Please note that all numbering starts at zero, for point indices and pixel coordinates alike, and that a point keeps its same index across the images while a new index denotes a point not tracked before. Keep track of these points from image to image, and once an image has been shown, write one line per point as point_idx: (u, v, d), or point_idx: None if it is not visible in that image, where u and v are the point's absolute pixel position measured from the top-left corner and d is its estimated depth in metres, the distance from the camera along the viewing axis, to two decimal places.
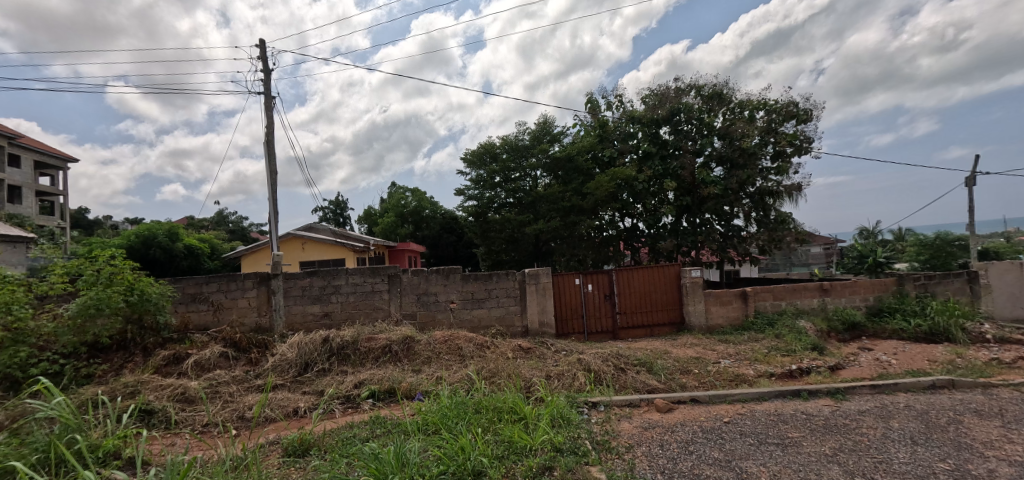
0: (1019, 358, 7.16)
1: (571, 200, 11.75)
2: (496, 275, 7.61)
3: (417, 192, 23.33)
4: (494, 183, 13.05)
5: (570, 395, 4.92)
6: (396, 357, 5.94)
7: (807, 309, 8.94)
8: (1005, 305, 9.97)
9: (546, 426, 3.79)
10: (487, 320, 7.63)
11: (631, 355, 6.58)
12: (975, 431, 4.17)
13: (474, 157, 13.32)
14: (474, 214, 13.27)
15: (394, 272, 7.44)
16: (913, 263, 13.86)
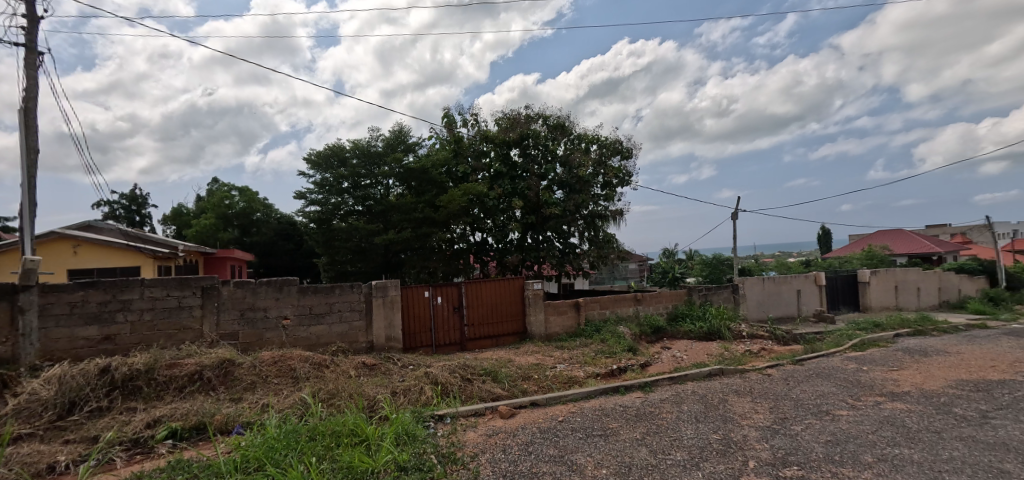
0: (761, 349, 10.03)
1: (424, 212, 12.15)
2: (339, 288, 7.59)
3: (245, 192, 21.24)
4: (341, 189, 12.67)
5: (416, 410, 5.44)
6: (208, 385, 5.56)
7: (625, 316, 10.98)
8: (754, 309, 13.84)
9: (391, 444, 4.24)
10: (328, 338, 7.53)
11: (477, 365, 7.41)
12: (736, 406, 6.03)
13: (321, 159, 12.83)
14: (317, 221, 12.75)
15: (210, 284, 6.76)
16: (699, 278, 17.74)
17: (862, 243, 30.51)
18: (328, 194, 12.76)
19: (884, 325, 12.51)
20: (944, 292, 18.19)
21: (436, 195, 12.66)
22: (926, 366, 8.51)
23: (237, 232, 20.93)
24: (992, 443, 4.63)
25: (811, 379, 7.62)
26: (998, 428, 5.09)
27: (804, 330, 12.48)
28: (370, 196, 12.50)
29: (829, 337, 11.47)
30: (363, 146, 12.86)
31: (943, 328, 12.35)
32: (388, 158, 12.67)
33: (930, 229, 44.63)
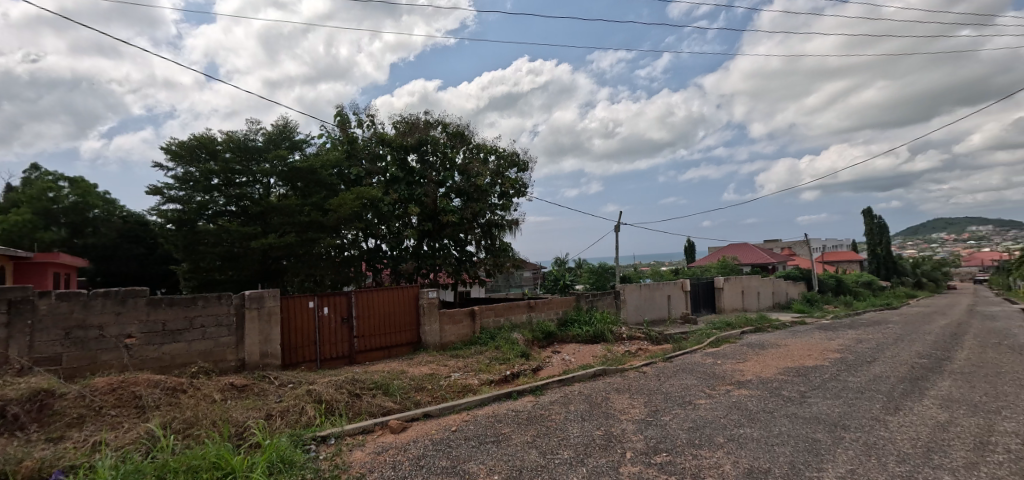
0: (637, 349, 11.28)
1: (309, 215, 11.25)
2: (202, 300, 6.46)
3: (79, 185, 18.12)
4: (210, 186, 11.17)
5: (295, 433, 4.89)
6: (12, 425, 4.37)
7: (519, 323, 11.54)
8: (633, 313, 15.34)
9: (263, 475, 3.74)
10: (186, 357, 6.32)
11: (367, 379, 6.88)
12: (616, 402, 6.83)
13: (184, 150, 11.17)
14: (177, 222, 11.06)
15: (21, 296, 5.40)
16: (586, 285, 19.15)
17: (717, 255, 35.43)
18: (192, 190, 11.20)
19: (733, 324, 14.80)
20: (776, 295, 21.97)
21: (326, 197, 12.02)
22: (761, 357, 10.31)
23: (65, 231, 17.62)
24: (808, 418, 5.86)
25: (676, 374, 8.82)
26: (810, 404, 6.47)
27: (673, 331, 14.19)
28: (247, 196, 11.25)
29: (692, 336, 13.21)
30: (239, 141, 11.57)
31: (776, 326, 14.96)
32: (270, 155, 11.58)
33: (767, 243, 53.37)
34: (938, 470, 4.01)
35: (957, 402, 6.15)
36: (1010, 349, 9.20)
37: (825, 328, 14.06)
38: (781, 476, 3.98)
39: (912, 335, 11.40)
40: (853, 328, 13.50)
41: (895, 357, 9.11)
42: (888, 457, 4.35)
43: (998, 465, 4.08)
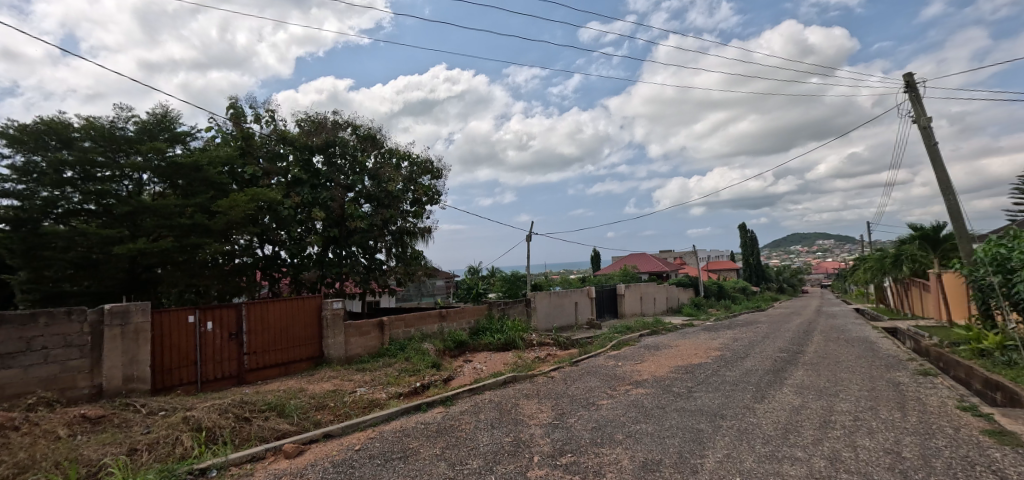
0: (546, 355, 11.75)
1: (193, 218, 8.71)
2: (46, 315, 5.37)
3: None
4: (61, 179, 8.56)
5: (165, 468, 4.28)
6: None
7: (430, 333, 11.42)
8: (543, 319, 15.86)
9: None
10: (20, 386, 5.14)
11: (258, 400, 6.18)
12: (526, 408, 7.09)
13: (26, 134, 8.60)
14: (13, 221, 8.34)
15: None
16: (499, 293, 19.43)
17: (619, 265, 37.95)
18: (37, 185, 8.68)
19: (633, 328, 16.01)
20: (669, 301, 24.13)
21: (215, 199, 9.49)
22: (657, 358, 11.29)
23: None
24: (694, 411, 6.58)
25: (582, 377, 9.38)
26: (695, 398, 7.28)
27: (579, 336, 14.98)
28: (108, 193, 8.64)
29: (597, 340, 14.06)
30: (101, 126, 8.88)
31: (669, 328, 16.50)
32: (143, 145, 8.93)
33: (661, 253, 58.38)
34: (793, 447, 4.75)
35: (806, 388, 7.31)
36: (844, 341, 11.12)
37: (709, 329, 15.78)
38: (670, 466, 4.45)
39: (774, 333, 13.26)
40: (731, 329, 15.31)
41: (762, 352, 10.54)
42: (756, 440, 5.07)
43: (835, 439, 4.93)
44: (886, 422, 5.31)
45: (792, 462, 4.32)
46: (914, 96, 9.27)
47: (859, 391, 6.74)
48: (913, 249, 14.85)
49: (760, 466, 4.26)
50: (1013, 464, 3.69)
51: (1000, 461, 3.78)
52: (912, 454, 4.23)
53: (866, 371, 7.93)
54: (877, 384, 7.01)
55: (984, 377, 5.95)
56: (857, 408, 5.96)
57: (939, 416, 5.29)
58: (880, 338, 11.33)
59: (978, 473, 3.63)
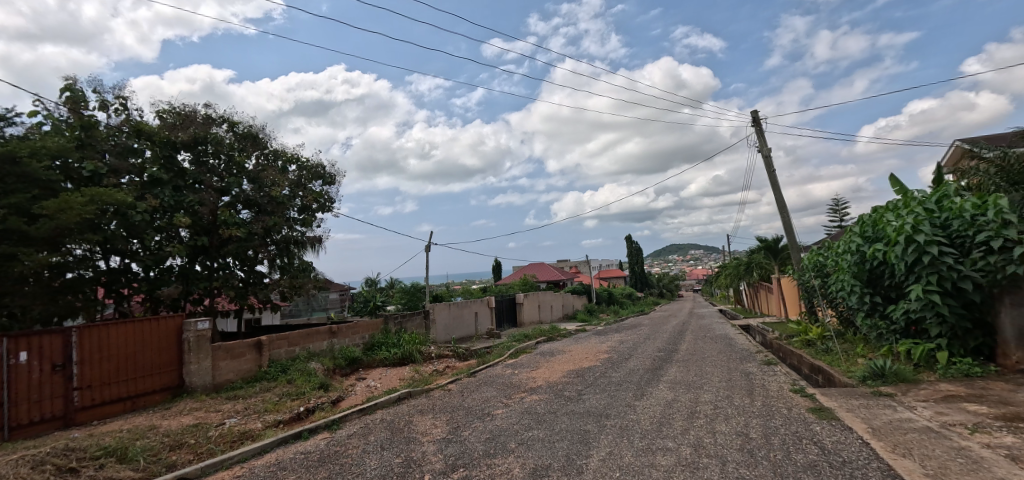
0: (444, 367, 11.54)
1: (7, 222, 7.14)
2: None
3: None
4: None
5: None
6: None
7: (319, 351, 10.60)
8: (442, 331, 15.55)
9: None
10: None
11: (92, 446, 5.21)
12: (420, 424, 6.88)
13: None
14: None
15: None
16: (398, 305, 18.75)
17: (519, 274, 38.84)
18: None
19: (530, 335, 16.42)
20: (565, 308, 25.22)
21: (41, 199, 7.92)
22: (551, 364, 11.67)
23: None
24: (582, 413, 6.90)
25: (479, 388, 9.35)
26: (584, 400, 7.65)
27: (478, 346, 14.96)
28: None
29: (496, 350, 14.13)
30: None
31: (564, 334, 17.23)
32: None
33: (558, 263, 60.98)
34: (665, 438, 5.18)
35: (679, 383, 8.04)
36: (711, 339, 12.47)
37: (599, 333, 16.77)
38: (557, 469, 4.58)
39: (655, 335, 14.47)
40: (618, 332, 16.40)
41: (644, 353, 11.39)
42: (635, 435, 5.45)
43: (699, 427, 5.48)
44: (738, 407, 6.04)
45: (664, 452, 4.69)
46: (759, 128, 10.84)
47: (720, 383, 7.57)
48: (761, 258, 17.29)
49: (637, 460, 4.56)
50: (829, 435, 4.34)
51: (820, 433, 4.43)
52: (756, 434, 4.83)
53: (726, 364, 8.98)
54: (734, 375, 7.97)
55: (811, 363, 7.06)
56: (717, 397, 6.71)
57: (778, 399, 6.12)
58: (738, 335, 12.94)
59: (804, 446, 4.23)
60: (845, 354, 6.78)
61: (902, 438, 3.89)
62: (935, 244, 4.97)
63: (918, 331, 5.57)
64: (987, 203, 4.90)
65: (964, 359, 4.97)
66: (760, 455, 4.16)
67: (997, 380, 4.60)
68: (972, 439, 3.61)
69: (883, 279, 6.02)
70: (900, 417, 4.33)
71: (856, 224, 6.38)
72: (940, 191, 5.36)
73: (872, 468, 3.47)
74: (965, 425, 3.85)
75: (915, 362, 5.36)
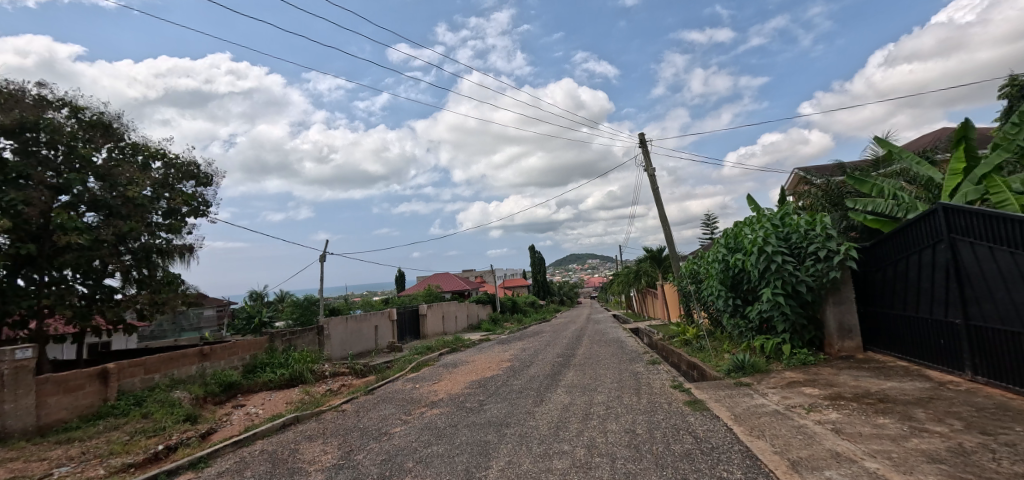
0: (339, 386, 10.86)
1: None
2: None
3: None
4: None
5: None
6: None
7: (185, 378, 9.40)
8: (338, 348, 14.63)
9: None
10: None
11: None
12: (308, 452, 6.40)
13: None
14: None
15: None
16: (289, 321, 17.21)
17: (424, 285, 38.08)
18: None
19: (433, 347, 16.13)
20: (469, 318, 25.23)
21: None
22: (454, 375, 11.56)
23: None
24: (482, 424, 6.93)
25: (377, 406, 8.96)
26: (485, 410, 7.70)
27: (378, 361, 14.33)
28: None
29: (396, 364, 13.66)
30: None
31: (467, 344, 17.18)
32: None
33: (463, 271, 60.82)
34: (562, 441, 5.41)
35: (575, 386, 8.45)
36: (605, 343, 13.29)
37: (502, 342, 17.01)
38: None
39: (554, 341, 15.03)
40: (520, 340, 16.76)
41: (544, 359, 11.80)
42: (533, 442, 5.61)
43: (592, 427, 5.81)
44: (626, 406, 6.53)
45: (560, 456, 4.89)
46: (645, 150, 11.93)
47: (611, 384, 8.11)
48: (647, 266, 18.89)
49: (534, 466, 4.70)
50: (700, 424, 4.86)
51: (694, 424, 4.94)
52: (641, 430, 5.25)
53: (618, 366, 9.64)
54: (624, 375, 8.58)
55: (688, 360, 7.85)
56: (609, 398, 7.18)
57: (660, 396, 6.72)
58: (628, 337, 13.98)
59: (680, 437, 4.68)
60: (715, 350, 7.67)
61: (756, 421, 4.50)
62: (778, 254, 5.83)
63: (768, 327, 6.48)
64: (816, 219, 5.87)
65: (802, 349, 5.88)
66: (644, 449, 4.53)
67: (825, 366, 5.52)
68: (808, 418, 4.29)
69: (741, 284, 6.91)
70: (755, 403, 5.00)
71: (722, 237, 7.28)
72: (782, 210, 6.31)
73: (734, 450, 3.96)
74: (803, 406, 4.56)
75: (767, 354, 6.22)
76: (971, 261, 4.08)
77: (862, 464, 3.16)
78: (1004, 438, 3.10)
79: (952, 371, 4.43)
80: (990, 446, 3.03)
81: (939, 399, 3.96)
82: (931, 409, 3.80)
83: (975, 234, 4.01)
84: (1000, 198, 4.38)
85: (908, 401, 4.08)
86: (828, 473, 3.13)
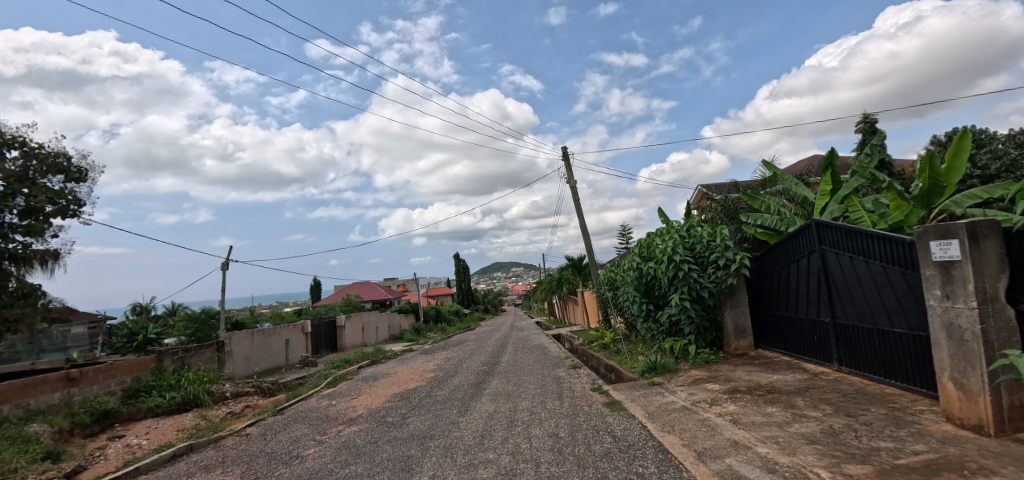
0: (243, 408, 10.00)
1: None
2: None
3: None
4: None
5: None
6: None
7: (45, 409, 8.07)
8: (242, 365, 13.48)
9: None
10: None
11: None
12: None
13: None
14: None
15: None
16: (181, 338, 14.76)
17: (342, 295, 36.35)
18: None
19: (351, 360, 15.43)
20: (391, 328, 24.49)
21: None
22: (373, 390, 11.11)
23: None
24: (405, 438, 6.76)
25: (288, 426, 8.37)
26: (407, 424, 7.54)
27: (289, 378, 13.40)
28: None
29: (310, 380, 12.84)
30: None
31: (388, 356, 16.63)
32: None
33: (385, 280, 58.92)
34: (486, 450, 5.46)
35: (499, 394, 8.55)
36: (528, 349, 13.56)
37: (425, 353, 16.71)
38: None
39: (478, 350, 15.04)
40: (444, 350, 16.56)
41: (468, 368, 11.79)
42: (458, 452, 5.61)
43: (516, 434, 5.93)
44: (549, 410, 6.76)
45: (485, 465, 4.94)
46: (568, 163, 12.47)
47: (535, 390, 8.32)
48: (569, 274, 19.63)
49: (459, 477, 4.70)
50: (618, 424, 5.17)
51: (612, 424, 5.24)
52: (564, 433, 5.48)
53: (540, 372, 9.92)
54: (547, 381, 8.85)
55: (606, 363, 8.30)
56: (533, 404, 7.37)
57: (581, 399, 7.03)
58: (550, 343, 14.42)
59: (600, 437, 4.94)
60: (630, 353, 8.18)
61: (667, 417, 4.88)
62: (685, 262, 6.39)
63: (676, 330, 7.05)
64: (716, 231, 6.51)
65: (705, 349, 6.48)
66: (567, 451, 4.72)
67: (724, 363, 6.13)
68: (711, 411, 4.73)
69: (653, 290, 7.46)
70: (665, 401, 5.41)
71: (636, 246, 7.81)
72: (688, 222, 6.93)
73: (648, 446, 4.27)
74: (706, 401, 5.03)
75: (675, 355, 6.76)
76: (835, 269, 4.78)
77: (756, 449, 3.56)
78: (863, 418, 3.66)
79: (823, 363, 5.14)
80: (853, 426, 3.57)
81: (814, 387, 4.58)
82: (808, 397, 4.38)
83: (838, 246, 4.70)
84: (857, 216, 5.18)
85: (790, 391, 4.66)
86: (728, 460, 3.48)
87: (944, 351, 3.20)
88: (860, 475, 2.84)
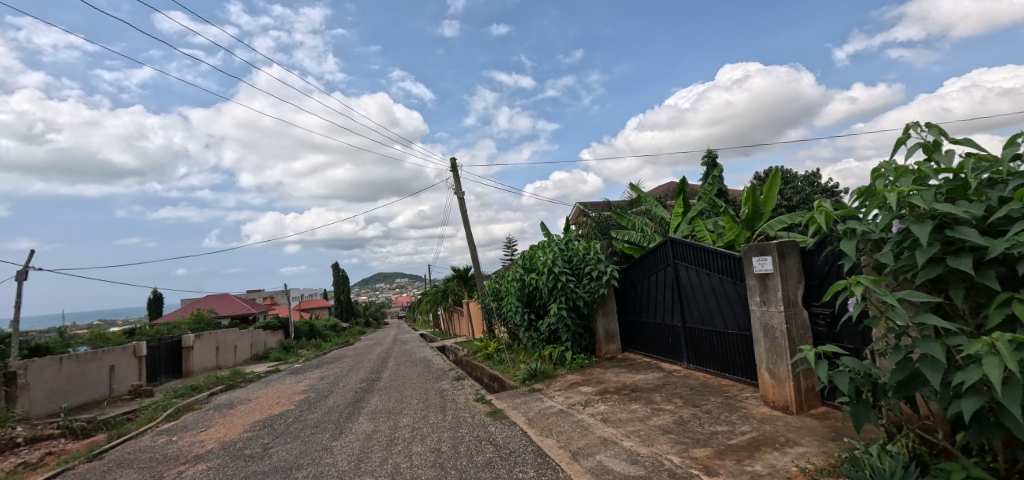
0: (43, 456, 8.06)
1: None
2: None
3: None
4: None
5: None
6: None
7: None
8: (44, 401, 10.81)
9: None
10: None
11: None
12: None
13: None
14: None
15: None
16: None
17: (193, 309, 31.74)
18: None
19: (200, 386, 13.43)
20: (253, 347, 22.00)
21: None
22: (228, 418, 9.58)
23: None
24: (267, 472, 6.06)
25: (109, 473, 6.87)
26: (270, 455, 6.66)
27: (114, 413, 11.14)
28: None
29: (143, 412, 10.87)
30: None
31: (248, 380, 14.86)
32: None
33: (248, 294, 52.92)
34: (363, 474, 5.21)
35: (378, 413, 8.18)
36: (411, 363, 13.25)
37: (294, 372, 15.34)
38: None
39: (356, 367, 14.21)
40: (317, 368, 15.39)
41: (344, 387, 11.13)
42: None
43: (396, 453, 5.76)
44: (432, 425, 6.69)
45: None
46: (457, 175, 12.56)
47: (417, 405, 8.17)
48: (454, 285, 19.68)
49: None
50: (500, 432, 5.34)
51: (494, 433, 5.39)
52: (446, 447, 5.48)
53: (423, 385, 9.79)
54: (429, 394, 8.76)
55: (489, 373, 8.49)
56: (415, 420, 7.23)
57: (464, 410, 7.09)
58: (434, 356, 14.28)
59: (483, 447, 5.04)
60: (512, 362, 8.49)
61: (546, 421, 5.18)
62: (563, 274, 6.88)
63: (555, 338, 7.51)
64: (590, 245, 7.11)
65: (579, 355, 7.00)
66: (449, 466, 4.73)
67: (596, 367, 6.70)
68: (584, 412, 5.14)
69: (534, 300, 7.87)
70: (544, 406, 5.74)
71: (520, 258, 8.19)
72: (567, 236, 7.48)
73: (529, 451, 4.48)
74: (580, 403, 5.44)
75: (554, 361, 7.18)
76: (685, 280, 5.54)
77: (622, 444, 3.96)
78: (705, 407, 4.30)
79: (676, 363, 5.88)
80: (697, 415, 4.18)
81: (668, 384, 5.24)
82: (663, 393, 4.99)
83: (688, 260, 5.46)
84: (701, 235, 6.07)
85: (649, 388, 5.26)
86: (599, 456, 3.83)
87: (762, 348, 3.90)
88: (703, 457, 3.34)
